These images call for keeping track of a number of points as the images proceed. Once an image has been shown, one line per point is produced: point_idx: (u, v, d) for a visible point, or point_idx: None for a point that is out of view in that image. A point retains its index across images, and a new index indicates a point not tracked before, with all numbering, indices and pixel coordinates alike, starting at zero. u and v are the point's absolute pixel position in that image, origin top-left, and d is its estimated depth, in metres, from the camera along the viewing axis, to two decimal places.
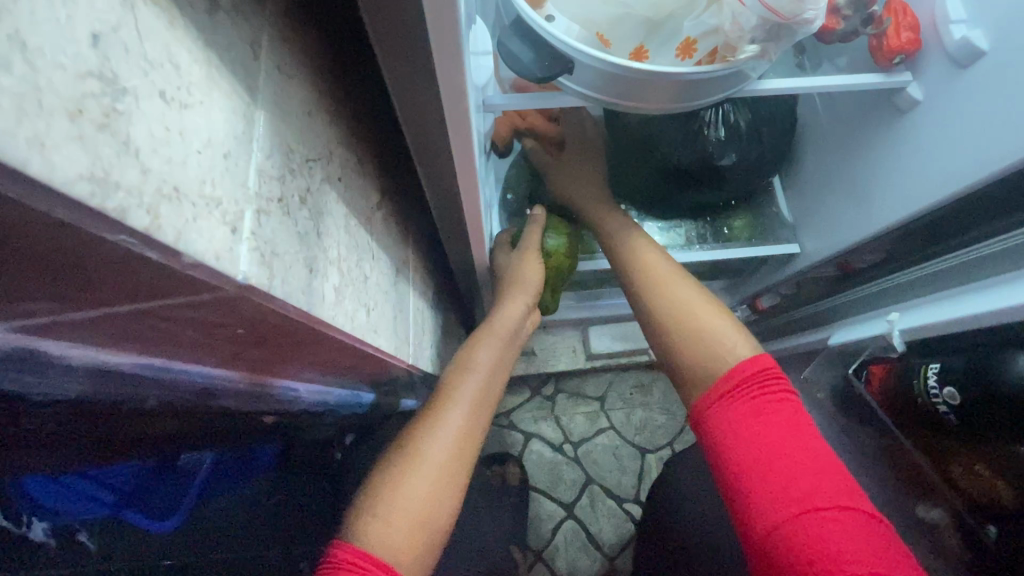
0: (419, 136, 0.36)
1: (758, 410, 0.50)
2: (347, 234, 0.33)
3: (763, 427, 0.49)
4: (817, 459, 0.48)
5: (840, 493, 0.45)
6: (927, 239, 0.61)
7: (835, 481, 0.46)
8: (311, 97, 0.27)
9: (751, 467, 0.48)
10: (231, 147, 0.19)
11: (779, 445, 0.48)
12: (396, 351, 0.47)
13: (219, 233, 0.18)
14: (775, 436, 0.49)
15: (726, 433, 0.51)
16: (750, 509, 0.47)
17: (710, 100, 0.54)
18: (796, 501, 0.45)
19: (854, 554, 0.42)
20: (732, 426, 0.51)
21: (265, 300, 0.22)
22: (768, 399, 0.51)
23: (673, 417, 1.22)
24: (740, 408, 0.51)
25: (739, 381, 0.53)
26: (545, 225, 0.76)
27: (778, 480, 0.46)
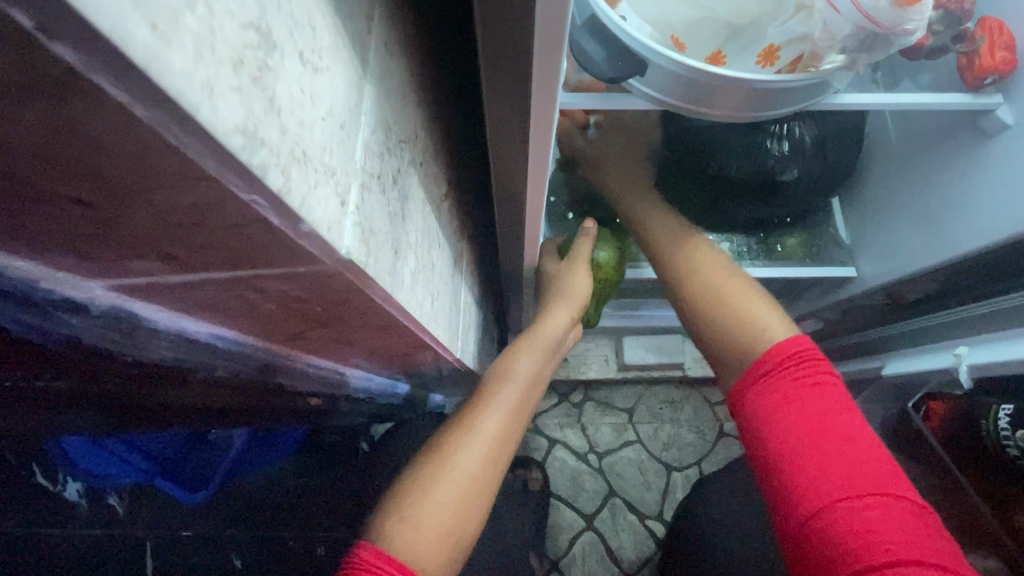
0: (498, 128, 0.36)
1: (784, 398, 0.49)
2: (423, 220, 0.32)
3: (799, 408, 0.48)
4: (856, 441, 0.46)
5: (875, 479, 0.44)
6: (1008, 271, 0.57)
7: (873, 459, 0.45)
8: (407, 78, 0.27)
9: (790, 446, 0.47)
10: (345, 119, 0.19)
11: (814, 424, 0.47)
12: (449, 343, 0.47)
13: (331, 204, 0.18)
14: (809, 416, 0.47)
15: (758, 422, 0.50)
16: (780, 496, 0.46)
17: (785, 110, 0.52)
18: (828, 487, 0.44)
19: (888, 540, 0.41)
20: (763, 411, 0.50)
21: (358, 278, 0.22)
22: (802, 377, 0.49)
23: (703, 436, 1.18)
24: (773, 394, 0.50)
25: (780, 363, 0.51)
26: (595, 239, 0.73)
27: (815, 459, 0.45)
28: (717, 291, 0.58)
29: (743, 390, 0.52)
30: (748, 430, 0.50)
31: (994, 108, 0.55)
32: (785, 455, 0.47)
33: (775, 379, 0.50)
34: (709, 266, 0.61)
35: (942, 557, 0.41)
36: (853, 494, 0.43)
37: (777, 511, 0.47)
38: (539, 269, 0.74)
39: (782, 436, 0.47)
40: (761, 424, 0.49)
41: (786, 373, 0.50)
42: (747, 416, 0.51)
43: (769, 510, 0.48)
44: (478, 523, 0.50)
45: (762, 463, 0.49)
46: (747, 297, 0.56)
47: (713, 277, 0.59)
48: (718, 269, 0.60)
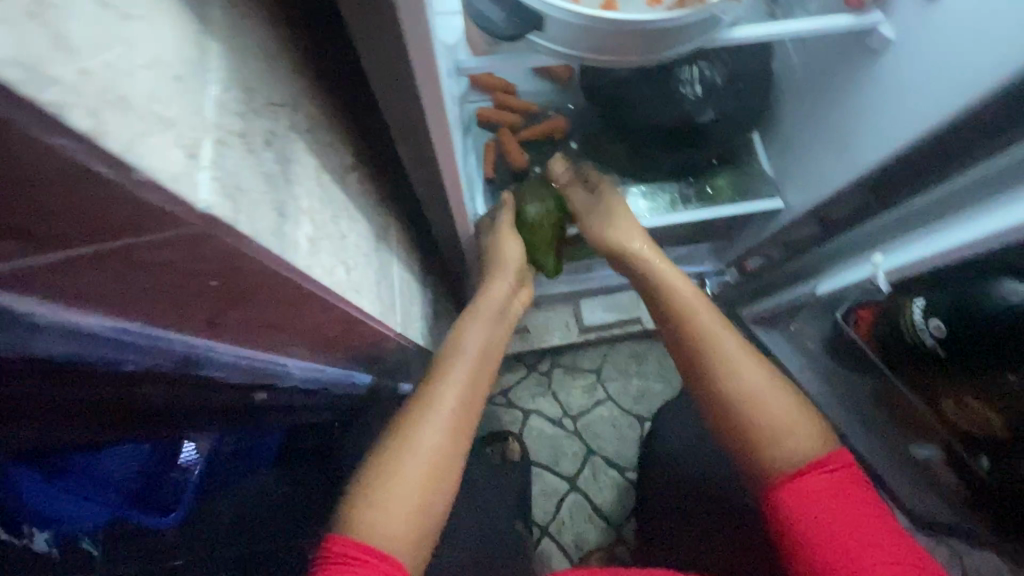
0: (388, 88, 0.36)
1: (818, 510, 0.53)
2: (319, 188, 0.32)
3: (835, 522, 0.52)
4: (879, 534, 0.52)
5: (897, 565, 0.50)
6: (907, 178, 0.61)
7: (886, 539, 0.51)
8: (273, 42, 0.27)
9: (821, 550, 0.52)
10: (182, 72, 0.19)
11: (846, 528, 0.52)
12: (383, 318, 0.47)
13: (175, 154, 0.18)
14: (838, 523, 0.52)
15: (798, 521, 0.54)
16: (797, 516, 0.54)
17: (680, 49, 0.53)
18: None
19: None
20: (807, 517, 0.53)
21: (232, 237, 0.22)
22: (833, 488, 0.54)
23: (670, 384, 1.22)
24: (812, 510, 0.53)
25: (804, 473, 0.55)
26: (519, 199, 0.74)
27: (847, 560, 0.51)
28: (754, 390, 0.58)
29: (774, 494, 0.55)
30: (782, 533, 0.55)
31: (877, 26, 0.58)
32: (821, 562, 0.52)
33: (813, 487, 0.54)
34: (718, 318, 0.64)
35: None
36: None
37: None
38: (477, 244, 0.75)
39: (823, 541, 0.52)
40: (796, 529, 0.54)
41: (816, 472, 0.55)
42: (784, 529, 0.55)
43: None
44: (447, 497, 0.51)
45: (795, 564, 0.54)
46: (774, 407, 0.57)
47: (726, 337, 0.62)
48: (751, 365, 0.60)
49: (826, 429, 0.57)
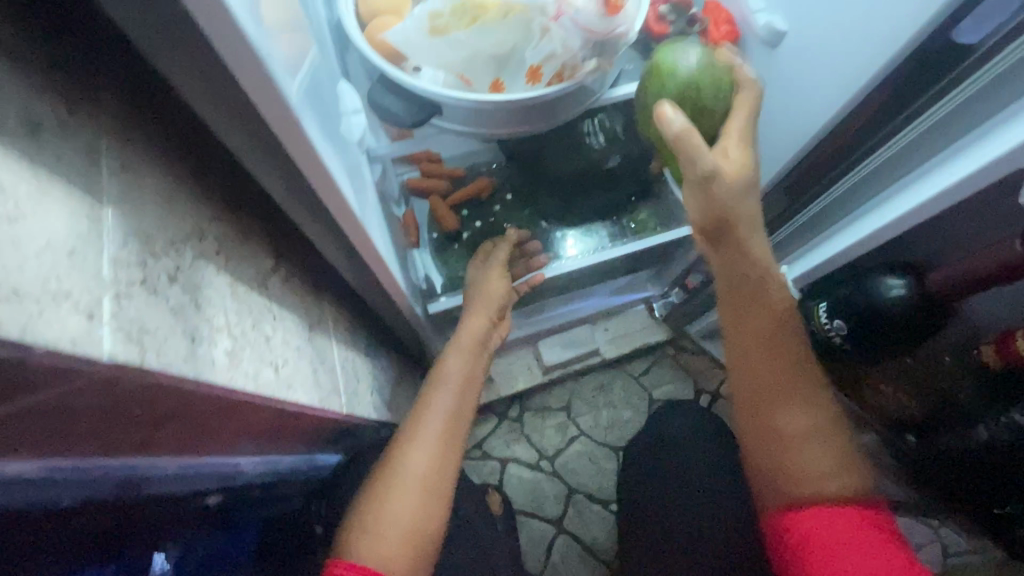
0: (293, 199, 0.39)
1: (844, 544, 0.45)
2: (235, 300, 0.35)
3: (839, 543, 0.45)
4: None
5: None
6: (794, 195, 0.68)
7: None
8: (169, 186, 0.31)
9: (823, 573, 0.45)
10: (77, 246, 0.22)
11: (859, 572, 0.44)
12: (327, 403, 0.49)
13: (74, 319, 0.20)
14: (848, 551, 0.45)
15: (791, 534, 0.48)
16: (802, 547, 0.47)
17: (564, 117, 0.61)
18: None
19: None
20: (808, 533, 0.47)
21: (142, 374, 0.24)
22: (847, 521, 0.46)
23: (638, 409, 1.25)
24: (811, 531, 0.47)
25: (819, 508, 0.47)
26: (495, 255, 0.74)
27: None
28: (796, 457, 0.49)
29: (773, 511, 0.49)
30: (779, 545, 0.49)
31: None
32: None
33: (829, 520, 0.47)
34: (784, 355, 0.52)
35: None
36: None
37: None
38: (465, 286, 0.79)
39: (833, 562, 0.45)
40: (796, 546, 0.47)
41: (852, 512, 0.47)
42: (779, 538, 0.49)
43: None
44: (440, 518, 0.54)
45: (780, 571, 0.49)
46: (831, 474, 0.47)
47: (766, 392, 0.51)
48: (779, 366, 0.51)
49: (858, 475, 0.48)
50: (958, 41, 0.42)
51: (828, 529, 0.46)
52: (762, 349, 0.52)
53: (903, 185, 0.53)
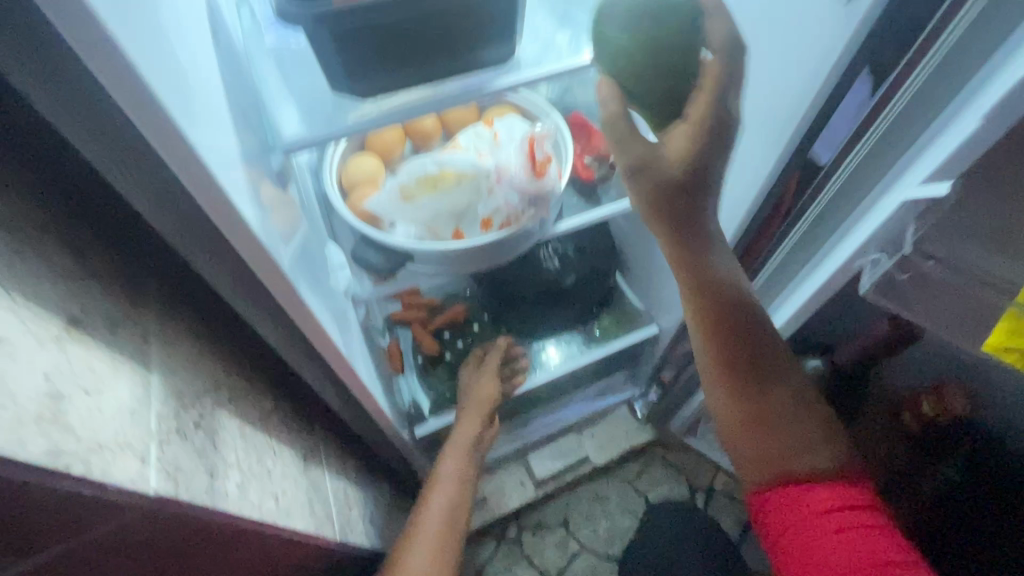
0: (291, 347, 0.48)
1: (822, 526, 0.50)
2: (243, 440, 0.42)
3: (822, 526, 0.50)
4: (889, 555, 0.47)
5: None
6: None
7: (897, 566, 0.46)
8: (195, 352, 0.39)
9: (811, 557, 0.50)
10: (135, 407, 0.29)
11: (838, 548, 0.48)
12: (321, 531, 0.53)
13: (132, 465, 0.27)
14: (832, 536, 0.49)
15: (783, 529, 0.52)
16: (780, 516, 0.52)
17: (517, 252, 0.73)
18: None
19: (847, 531, 0.48)
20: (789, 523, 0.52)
21: (174, 507, 0.30)
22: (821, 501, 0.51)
23: (636, 515, 1.23)
24: (797, 516, 0.51)
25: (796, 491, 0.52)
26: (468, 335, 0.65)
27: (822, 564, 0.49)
28: (756, 411, 0.52)
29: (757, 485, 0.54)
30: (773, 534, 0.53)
31: None
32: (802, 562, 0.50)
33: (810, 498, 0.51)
34: (758, 349, 0.52)
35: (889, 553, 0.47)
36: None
37: None
38: (461, 387, 0.91)
39: (806, 538, 0.50)
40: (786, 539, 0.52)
41: (847, 503, 0.50)
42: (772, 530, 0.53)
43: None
44: None
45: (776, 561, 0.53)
46: (796, 443, 0.52)
47: (743, 383, 0.52)
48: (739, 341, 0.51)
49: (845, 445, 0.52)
50: (820, 158, 0.48)
51: (808, 503, 0.51)
52: (733, 334, 0.51)
53: (819, 264, 0.55)
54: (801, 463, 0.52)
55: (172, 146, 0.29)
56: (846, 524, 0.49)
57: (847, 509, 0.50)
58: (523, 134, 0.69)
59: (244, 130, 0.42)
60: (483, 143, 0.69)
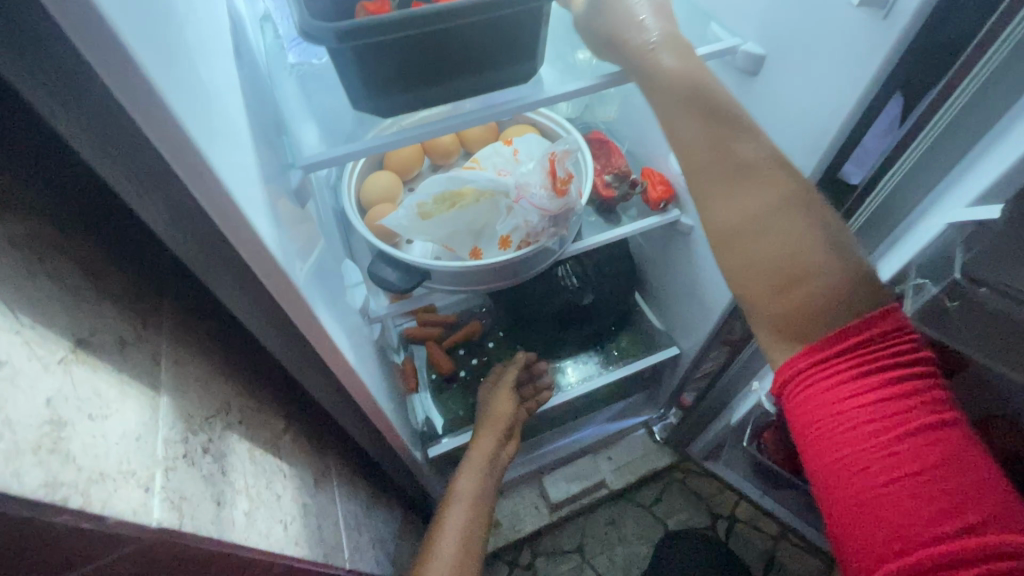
0: (305, 367, 0.47)
1: (877, 425, 0.36)
2: (253, 463, 0.40)
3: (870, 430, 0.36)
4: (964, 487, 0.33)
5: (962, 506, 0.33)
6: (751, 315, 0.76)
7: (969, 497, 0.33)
8: (207, 371, 0.38)
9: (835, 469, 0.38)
10: (142, 432, 0.28)
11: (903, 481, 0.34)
12: (330, 559, 0.51)
13: (134, 495, 0.26)
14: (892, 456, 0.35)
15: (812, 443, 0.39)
16: (802, 402, 0.39)
17: (536, 270, 0.72)
18: (901, 519, 0.34)
19: (928, 479, 0.34)
20: (824, 424, 0.38)
21: (178, 538, 0.29)
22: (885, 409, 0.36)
23: (654, 543, 1.18)
24: (833, 396, 0.37)
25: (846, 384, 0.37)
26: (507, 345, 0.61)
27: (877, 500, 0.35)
28: (775, 259, 0.38)
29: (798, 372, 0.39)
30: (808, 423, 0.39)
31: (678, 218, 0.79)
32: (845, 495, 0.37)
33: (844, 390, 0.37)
34: (769, 188, 0.39)
35: (986, 497, 0.33)
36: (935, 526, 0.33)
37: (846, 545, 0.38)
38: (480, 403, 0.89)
39: (840, 428, 0.37)
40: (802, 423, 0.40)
41: (896, 384, 0.36)
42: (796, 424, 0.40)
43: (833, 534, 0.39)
44: None
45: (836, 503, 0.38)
46: (823, 271, 0.37)
47: (741, 241, 0.39)
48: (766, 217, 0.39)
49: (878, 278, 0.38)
50: (850, 179, 0.49)
51: (842, 398, 0.37)
52: (727, 188, 0.40)
53: (904, 235, 0.45)
54: (817, 278, 0.37)
55: (190, 164, 0.28)
56: (885, 417, 0.36)
57: (895, 399, 0.36)
58: (542, 150, 0.68)
59: (265, 147, 0.42)
60: (502, 158, 0.68)
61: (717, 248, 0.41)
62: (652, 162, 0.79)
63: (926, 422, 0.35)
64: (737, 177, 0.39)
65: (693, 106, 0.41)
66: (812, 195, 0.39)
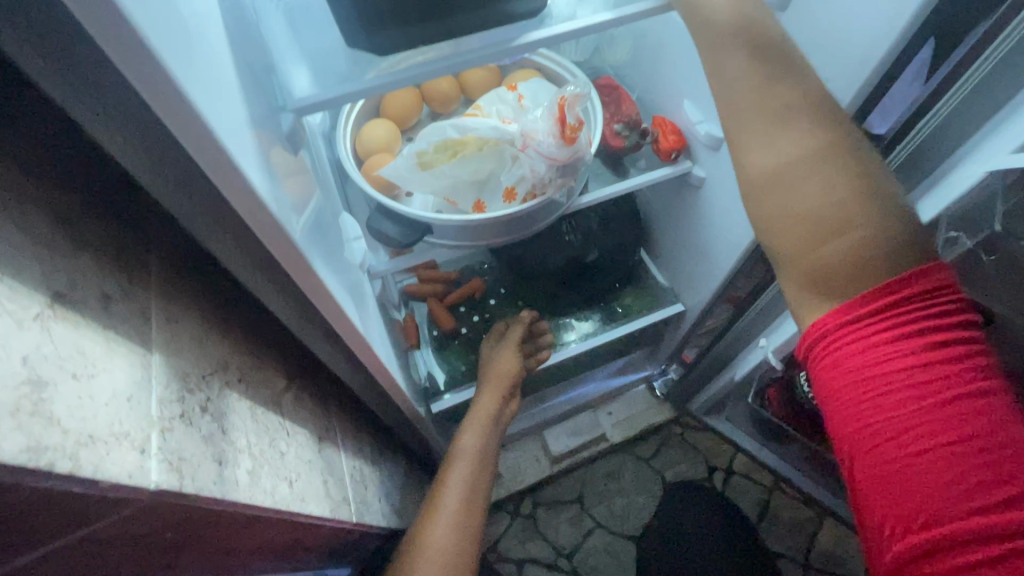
0: (304, 324, 0.45)
1: (916, 394, 0.35)
2: (254, 422, 0.39)
3: (908, 397, 0.35)
4: (1000, 454, 0.33)
5: (998, 475, 0.33)
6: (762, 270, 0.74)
7: (1004, 466, 0.33)
8: (201, 329, 0.36)
9: (865, 439, 0.37)
10: (133, 392, 0.27)
11: (938, 453, 0.34)
12: (337, 513, 0.51)
13: (129, 458, 0.25)
14: (930, 425, 0.34)
15: (838, 407, 0.38)
16: (830, 363, 0.38)
17: (541, 224, 0.69)
18: (934, 491, 0.34)
19: (965, 449, 0.33)
20: (854, 389, 0.37)
21: (179, 499, 0.28)
22: (928, 378, 0.34)
23: (652, 493, 1.20)
24: (868, 360, 0.36)
25: (883, 348, 0.35)
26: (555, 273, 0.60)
27: (909, 470, 0.35)
28: (811, 206, 0.36)
29: (831, 329, 0.37)
30: (834, 384, 0.38)
31: (689, 170, 0.75)
32: (873, 463, 0.36)
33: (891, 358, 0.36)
34: (821, 131, 0.36)
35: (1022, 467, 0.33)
36: (967, 499, 0.33)
37: (868, 508, 0.38)
38: (484, 361, 0.88)
39: (885, 396, 0.35)
40: (831, 386, 0.38)
41: (938, 349, 0.35)
42: (824, 384, 0.39)
43: (854, 494, 0.39)
44: None
45: (861, 466, 0.37)
46: (873, 219, 0.35)
47: (789, 185, 0.37)
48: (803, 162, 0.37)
49: (923, 232, 0.36)
50: (872, 131, 0.45)
51: (880, 363, 0.35)
52: (763, 126, 0.37)
53: (940, 181, 0.42)
54: (872, 224, 0.35)
55: (168, 102, 0.25)
56: (925, 385, 0.35)
57: (935, 364, 0.34)
58: (550, 96, 0.64)
59: (253, 88, 0.39)
60: (506, 106, 0.64)
61: (756, 201, 0.38)
62: (664, 110, 0.75)
63: (968, 393, 0.34)
64: (785, 119, 0.37)
65: (738, 44, 0.38)
66: (863, 142, 0.37)
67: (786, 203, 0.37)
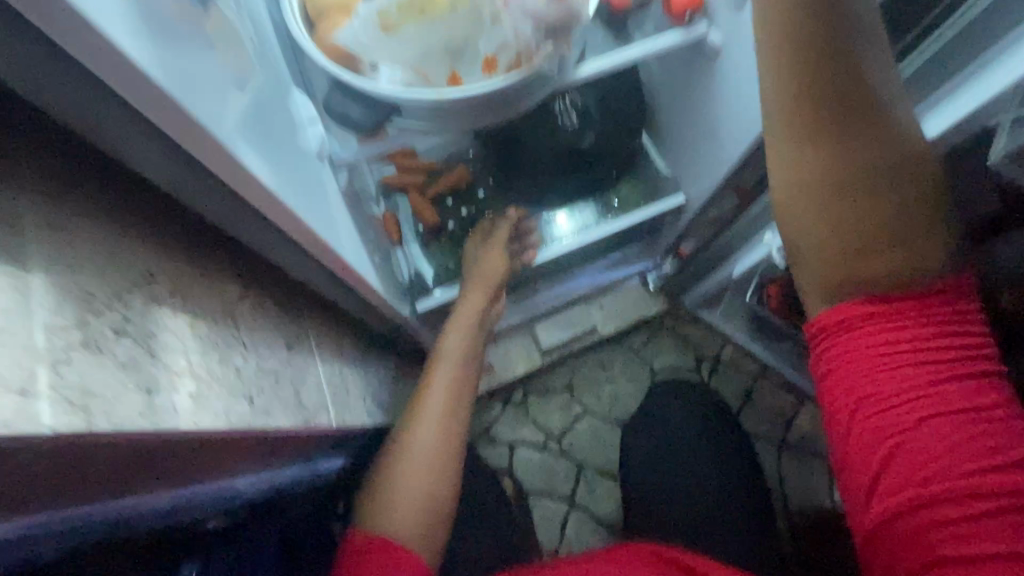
0: (248, 226, 0.39)
1: (918, 366, 0.43)
2: (198, 339, 0.35)
3: (934, 413, 0.42)
4: (1004, 450, 0.41)
5: (970, 416, 0.42)
6: None
7: (1006, 451, 0.41)
8: (110, 236, 0.30)
9: (868, 378, 0.44)
10: (3, 321, 0.22)
11: (944, 432, 0.42)
12: (313, 421, 0.49)
13: (2, 402, 0.20)
14: (961, 450, 0.41)
15: (845, 353, 0.45)
16: (843, 350, 0.45)
17: (532, 102, 0.58)
18: (954, 466, 0.41)
19: (983, 438, 0.41)
20: (866, 396, 0.44)
21: (92, 438, 0.24)
22: (936, 373, 0.42)
23: (640, 382, 1.23)
24: (862, 348, 0.44)
25: (862, 326, 0.44)
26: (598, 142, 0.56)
27: (899, 427, 0.43)
28: (824, 95, 0.39)
29: (828, 322, 0.45)
30: (843, 355, 0.45)
31: (706, 35, 0.64)
32: (874, 438, 0.44)
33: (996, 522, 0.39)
34: (842, 72, 0.39)
35: (1009, 457, 0.40)
36: (957, 447, 0.41)
37: (858, 488, 0.45)
38: (469, 260, 0.84)
39: (891, 372, 0.43)
40: (854, 405, 0.45)
41: (964, 373, 0.42)
42: (842, 398, 0.45)
43: (846, 480, 0.47)
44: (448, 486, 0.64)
45: (868, 458, 0.44)
46: (878, 130, 0.40)
47: (808, 133, 0.40)
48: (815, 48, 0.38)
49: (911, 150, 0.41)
50: None
51: (897, 359, 0.43)
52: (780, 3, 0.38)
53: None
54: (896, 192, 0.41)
55: None
56: (938, 370, 0.43)
57: (954, 372, 0.42)
58: None
59: None
60: None
61: (771, 146, 0.43)
62: None
63: (968, 381, 0.42)
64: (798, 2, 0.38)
65: None
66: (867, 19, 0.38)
67: (790, 89, 0.40)
